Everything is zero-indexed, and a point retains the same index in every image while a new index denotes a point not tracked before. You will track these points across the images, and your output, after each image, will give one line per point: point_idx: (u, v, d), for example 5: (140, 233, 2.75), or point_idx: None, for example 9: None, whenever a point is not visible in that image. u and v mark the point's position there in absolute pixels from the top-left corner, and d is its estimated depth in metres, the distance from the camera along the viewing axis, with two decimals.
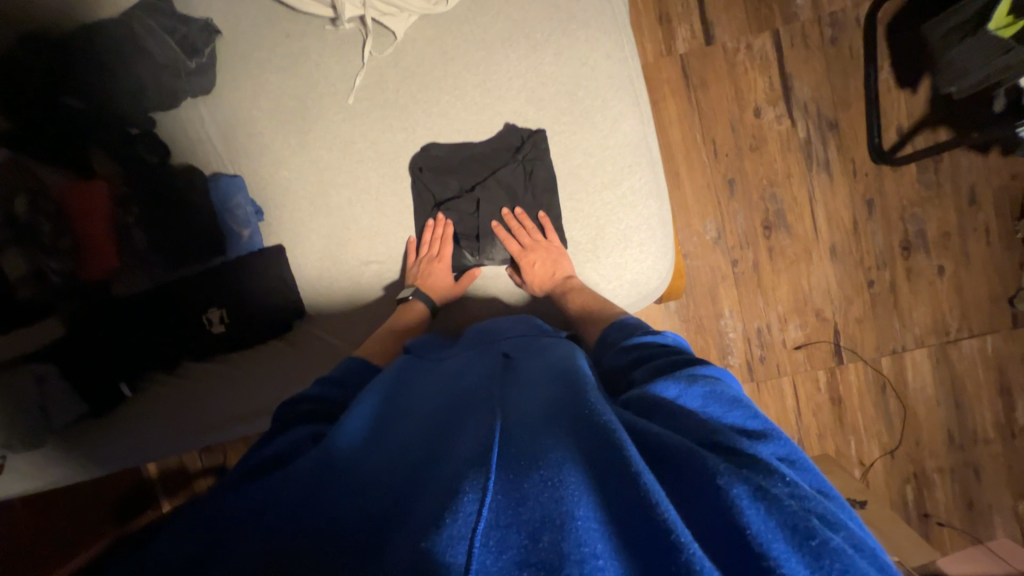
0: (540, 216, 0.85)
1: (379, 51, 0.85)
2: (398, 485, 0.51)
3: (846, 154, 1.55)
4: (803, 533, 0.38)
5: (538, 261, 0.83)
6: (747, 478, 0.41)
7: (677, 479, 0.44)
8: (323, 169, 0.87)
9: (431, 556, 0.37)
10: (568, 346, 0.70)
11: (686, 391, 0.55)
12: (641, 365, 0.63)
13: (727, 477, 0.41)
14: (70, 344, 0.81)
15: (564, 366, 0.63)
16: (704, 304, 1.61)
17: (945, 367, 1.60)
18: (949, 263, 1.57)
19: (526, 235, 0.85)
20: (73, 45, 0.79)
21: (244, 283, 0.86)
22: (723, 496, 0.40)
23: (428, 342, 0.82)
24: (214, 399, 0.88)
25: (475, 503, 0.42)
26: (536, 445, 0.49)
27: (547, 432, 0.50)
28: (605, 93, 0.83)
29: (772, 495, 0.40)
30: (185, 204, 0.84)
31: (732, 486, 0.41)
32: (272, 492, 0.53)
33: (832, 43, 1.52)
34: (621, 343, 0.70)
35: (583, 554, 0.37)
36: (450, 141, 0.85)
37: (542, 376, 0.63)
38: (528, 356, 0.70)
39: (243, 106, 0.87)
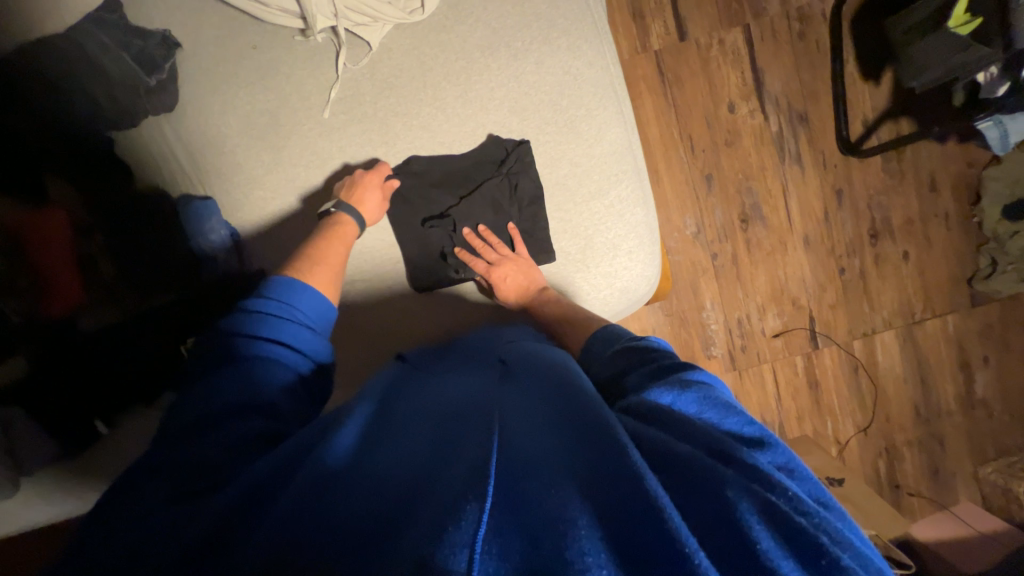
0: (511, 228, 0.85)
1: (354, 62, 0.81)
2: (392, 479, 0.48)
3: (816, 146, 1.60)
4: (812, 551, 0.37)
5: (510, 275, 0.83)
6: (752, 491, 0.41)
7: (678, 486, 0.43)
8: (301, 187, 0.84)
9: (430, 563, 0.36)
10: (560, 355, 0.69)
11: (680, 398, 0.53)
12: (635, 370, 0.61)
13: (735, 490, 0.41)
14: (36, 383, 0.76)
15: (565, 374, 0.62)
16: (686, 298, 1.64)
17: (911, 347, 1.69)
18: (913, 248, 1.65)
19: (496, 252, 0.84)
20: (13, 62, 0.73)
21: (223, 310, 0.82)
22: (728, 508, 0.40)
23: (424, 354, 0.81)
24: None
25: (476, 508, 0.40)
26: (538, 456, 0.47)
27: (547, 444, 0.49)
28: (589, 101, 0.82)
29: (778, 509, 0.39)
30: (156, 232, 0.80)
31: (740, 499, 0.40)
32: (235, 496, 0.48)
33: (800, 37, 1.55)
34: (609, 350, 0.68)
35: (586, 564, 0.36)
36: (433, 154, 0.83)
37: (538, 384, 0.62)
38: (526, 363, 0.68)
39: (209, 123, 0.82)
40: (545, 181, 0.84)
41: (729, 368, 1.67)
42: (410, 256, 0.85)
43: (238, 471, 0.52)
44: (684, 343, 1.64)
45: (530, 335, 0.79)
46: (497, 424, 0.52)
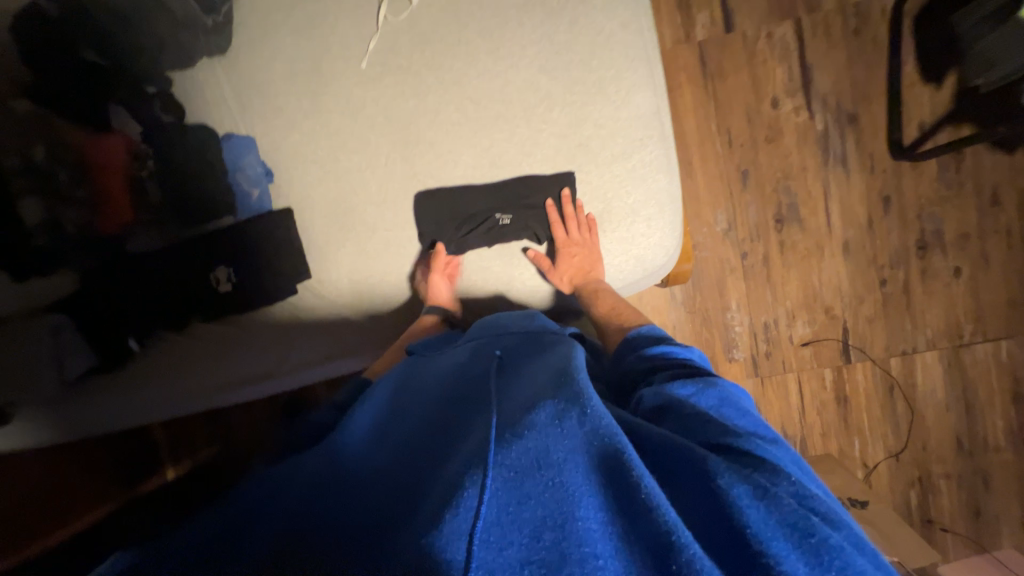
0: (590, 216, 0.84)
1: (394, 15, 0.84)
2: (408, 477, 0.50)
3: (865, 149, 1.52)
4: (803, 530, 0.38)
5: (577, 254, 0.83)
6: (748, 478, 0.42)
7: (680, 481, 0.45)
8: (334, 134, 0.87)
9: (427, 548, 0.38)
10: (565, 344, 0.65)
11: (701, 393, 0.57)
12: (661, 371, 0.63)
13: (725, 476, 0.42)
14: (82, 295, 0.84)
15: (568, 359, 0.59)
16: (711, 296, 1.61)
17: (957, 371, 1.57)
18: (966, 264, 1.53)
19: (576, 247, 0.83)
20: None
21: (252, 245, 0.87)
22: (728, 496, 0.41)
23: (432, 342, 0.79)
24: (228, 360, 0.91)
25: (476, 497, 0.41)
26: (539, 441, 0.46)
27: (547, 421, 0.48)
28: (619, 64, 0.81)
29: (776, 496, 0.40)
30: (199, 162, 0.85)
31: (732, 486, 0.41)
32: (271, 487, 0.52)
33: (856, 34, 1.48)
34: (628, 349, 0.72)
35: (583, 554, 0.37)
36: (461, 109, 0.84)
37: (543, 369, 0.59)
38: (535, 351, 0.66)
39: (257, 68, 0.87)
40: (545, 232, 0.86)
41: (750, 373, 1.62)
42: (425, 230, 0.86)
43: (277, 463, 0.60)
44: (705, 342, 1.61)
45: (534, 322, 0.76)
46: (498, 414, 0.52)
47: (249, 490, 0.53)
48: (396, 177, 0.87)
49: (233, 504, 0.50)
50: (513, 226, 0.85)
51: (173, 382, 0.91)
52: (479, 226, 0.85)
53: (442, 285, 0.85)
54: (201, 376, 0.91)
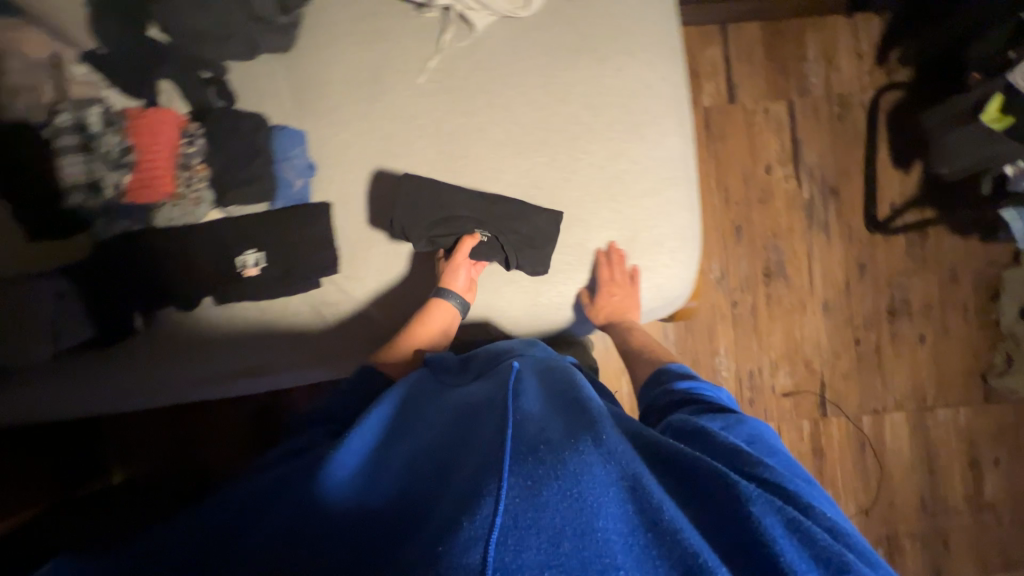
0: (634, 268, 0.89)
1: (455, 40, 0.91)
2: (419, 485, 0.51)
3: (845, 219, 1.68)
4: (836, 566, 0.42)
5: (618, 295, 0.88)
6: (783, 509, 0.46)
7: (707, 501, 0.48)
8: (383, 138, 0.91)
9: (441, 557, 0.39)
10: (569, 370, 0.68)
11: (728, 427, 0.64)
12: (688, 405, 0.71)
13: (761, 504, 0.46)
14: (96, 262, 0.82)
15: (577, 386, 0.62)
16: (701, 340, 1.68)
17: (922, 433, 1.67)
18: (930, 332, 1.67)
19: (618, 289, 0.88)
20: None
21: (286, 233, 0.87)
22: (756, 518, 0.45)
23: (442, 358, 0.82)
24: (227, 353, 0.90)
25: (492, 506, 0.42)
26: (559, 453, 0.48)
27: (567, 435, 0.50)
28: (656, 110, 0.90)
29: (806, 526, 0.45)
30: (246, 145, 0.85)
31: (766, 514, 0.45)
32: (271, 503, 0.53)
33: (840, 118, 1.68)
34: (661, 384, 0.80)
35: (606, 564, 0.39)
36: (507, 130, 0.90)
37: (553, 390, 0.62)
38: (546, 369, 0.69)
39: (317, 69, 0.92)
40: (573, 254, 0.90)
41: None
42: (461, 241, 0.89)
43: (268, 472, 0.60)
44: None
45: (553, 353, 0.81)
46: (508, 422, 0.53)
47: (245, 502, 0.55)
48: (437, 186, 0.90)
49: (233, 517, 0.53)
50: (489, 245, 0.89)
51: (165, 371, 0.90)
52: (454, 235, 0.89)
53: (462, 274, 0.88)
54: (195, 367, 0.90)
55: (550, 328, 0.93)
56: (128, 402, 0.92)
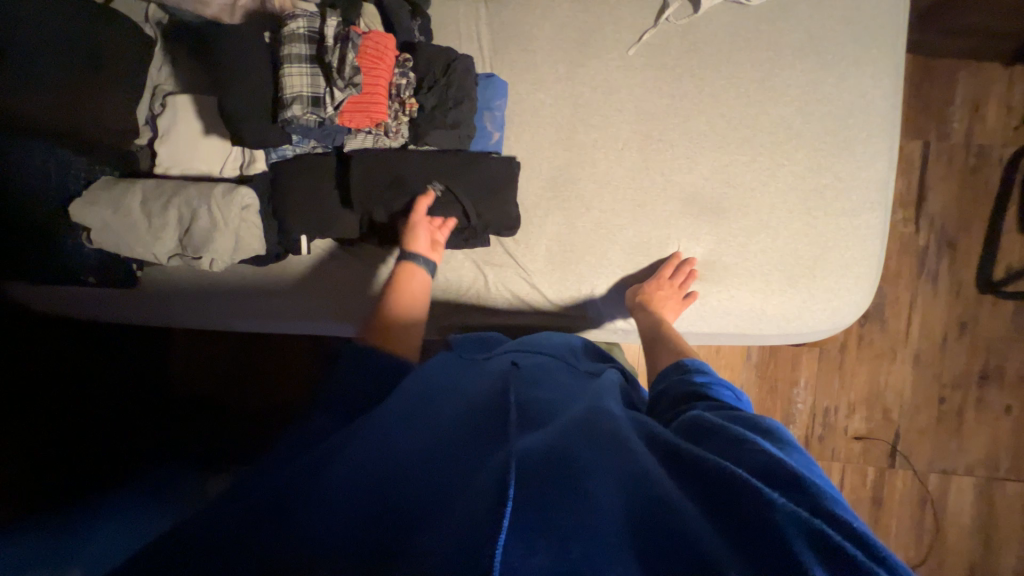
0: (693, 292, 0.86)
1: (675, 18, 0.86)
2: (364, 483, 0.41)
3: (956, 274, 1.63)
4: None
5: (666, 295, 0.83)
6: (808, 520, 0.34)
7: (709, 509, 0.37)
8: (580, 106, 0.87)
9: None
10: (544, 385, 0.59)
11: (742, 423, 0.51)
12: (694, 403, 0.58)
13: (783, 514, 0.34)
14: (287, 179, 0.82)
15: (559, 407, 0.52)
16: (784, 369, 1.65)
17: (987, 501, 1.65)
18: (1016, 404, 1.64)
19: (666, 287, 0.84)
20: None
21: (476, 183, 0.82)
22: (778, 536, 0.33)
23: (473, 341, 0.77)
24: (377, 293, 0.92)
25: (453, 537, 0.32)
26: (542, 477, 0.38)
27: (548, 457, 0.40)
28: (871, 129, 0.85)
29: (840, 547, 0.32)
30: (453, 84, 0.79)
31: (790, 527, 0.33)
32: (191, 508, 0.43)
33: (973, 171, 1.62)
34: (673, 378, 0.66)
35: None
36: (711, 122, 0.86)
37: (536, 405, 0.52)
38: (554, 376, 0.62)
39: (524, 21, 0.88)
40: (754, 262, 0.86)
41: None
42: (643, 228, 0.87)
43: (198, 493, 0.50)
44: (766, 410, 1.65)
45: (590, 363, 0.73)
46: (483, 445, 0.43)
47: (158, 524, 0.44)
48: (627, 166, 0.87)
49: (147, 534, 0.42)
50: (444, 199, 0.82)
51: (313, 298, 0.93)
52: (411, 197, 0.82)
53: (422, 234, 0.81)
54: (342, 300, 0.93)
55: (708, 333, 0.91)
56: (201, 320, 0.95)
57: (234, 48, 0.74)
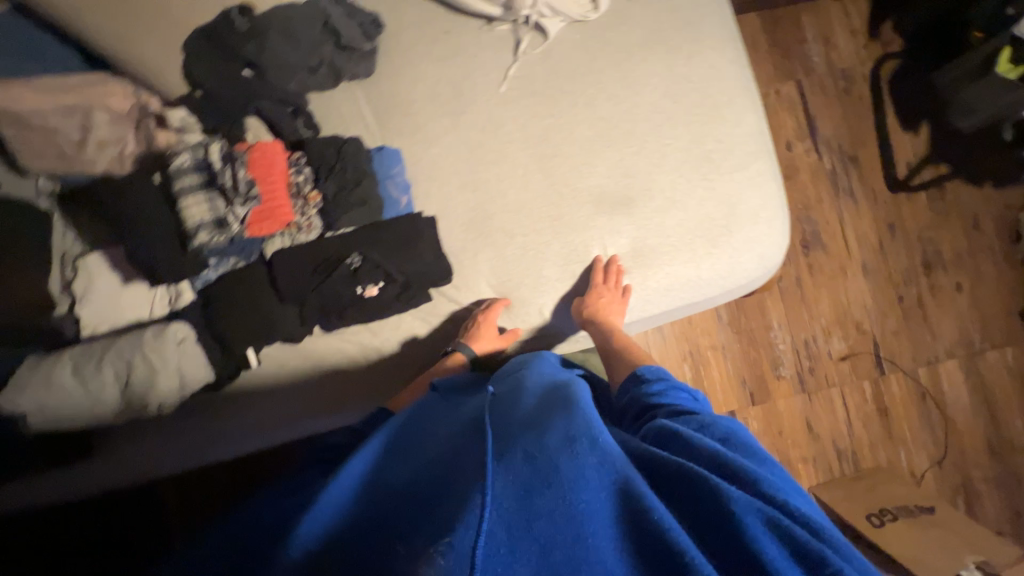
0: (627, 285, 0.91)
1: (531, 48, 0.94)
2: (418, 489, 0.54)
3: (867, 184, 1.76)
4: (809, 557, 0.44)
5: (606, 297, 0.88)
6: (763, 511, 0.47)
7: (683, 495, 0.50)
8: (474, 148, 0.93)
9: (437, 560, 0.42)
10: (556, 387, 0.68)
11: (714, 423, 0.62)
12: (668, 403, 0.68)
13: (745, 506, 0.47)
14: (215, 301, 0.83)
15: (570, 400, 0.63)
16: (754, 316, 1.72)
17: (976, 376, 1.73)
18: (965, 280, 1.75)
19: (605, 291, 0.89)
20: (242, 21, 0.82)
21: (399, 246, 0.85)
22: (735, 520, 0.46)
23: (454, 380, 0.80)
24: (340, 377, 0.89)
25: (479, 515, 0.45)
26: (549, 462, 0.51)
27: (557, 450, 0.52)
28: (730, 92, 0.94)
29: (787, 530, 0.45)
30: (348, 168, 0.84)
31: (747, 514, 0.46)
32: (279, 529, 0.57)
33: (846, 92, 1.78)
34: (638, 377, 0.75)
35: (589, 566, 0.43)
36: (593, 126, 0.93)
37: (545, 404, 0.63)
38: (554, 382, 0.72)
39: (400, 90, 0.94)
40: (675, 235, 0.92)
41: (798, 390, 1.70)
42: (568, 237, 0.92)
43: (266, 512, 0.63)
44: (753, 360, 1.70)
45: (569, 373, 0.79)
46: (502, 443, 0.55)
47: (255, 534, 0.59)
48: (534, 187, 0.92)
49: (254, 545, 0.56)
50: (364, 268, 0.84)
51: (278, 402, 0.88)
52: (335, 274, 0.83)
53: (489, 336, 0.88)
54: (308, 396, 0.89)
55: (659, 313, 0.96)
56: (176, 467, 0.91)
57: (129, 198, 0.75)
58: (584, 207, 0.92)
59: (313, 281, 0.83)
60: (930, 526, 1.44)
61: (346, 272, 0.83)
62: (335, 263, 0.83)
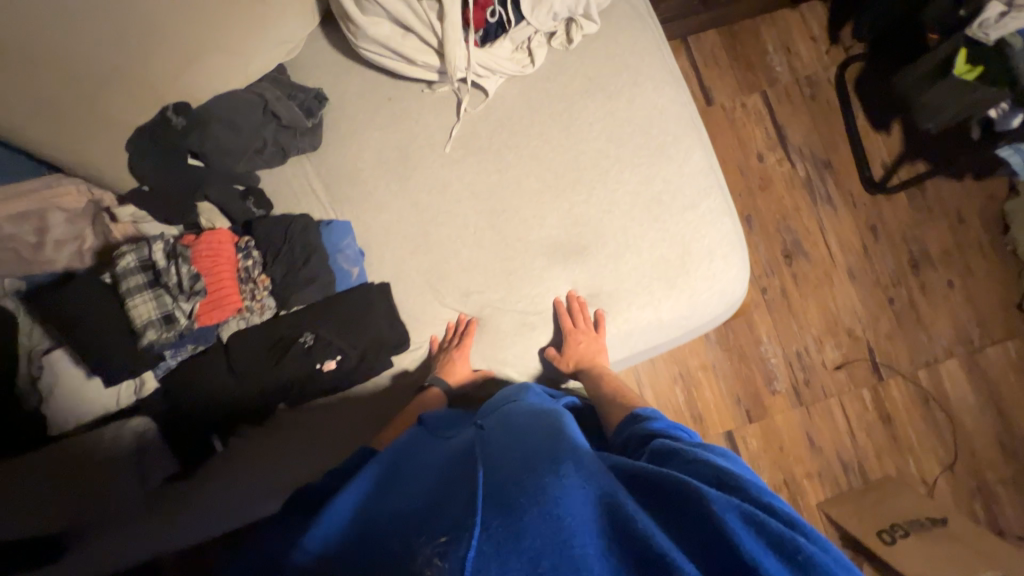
0: (598, 314, 0.91)
1: (472, 107, 0.95)
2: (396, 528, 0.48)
3: (844, 188, 1.74)
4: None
5: (583, 340, 0.88)
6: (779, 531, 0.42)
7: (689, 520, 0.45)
8: (424, 210, 0.93)
9: None
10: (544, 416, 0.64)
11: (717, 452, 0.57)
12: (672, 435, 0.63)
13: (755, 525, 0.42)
14: (170, 393, 0.84)
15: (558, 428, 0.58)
16: (743, 332, 1.69)
17: (979, 374, 1.67)
18: (956, 276, 1.71)
19: (580, 332, 0.89)
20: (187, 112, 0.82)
21: (353, 318, 0.87)
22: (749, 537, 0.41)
23: (442, 416, 0.77)
24: (307, 451, 0.87)
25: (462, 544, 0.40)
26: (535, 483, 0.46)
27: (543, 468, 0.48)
28: (675, 131, 0.94)
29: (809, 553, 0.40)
30: (299, 247, 0.87)
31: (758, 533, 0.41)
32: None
33: (813, 98, 1.77)
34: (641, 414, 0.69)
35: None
36: (540, 178, 0.93)
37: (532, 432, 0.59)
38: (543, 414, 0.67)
39: (347, 161, 0.95)
40: (630, 281, 0.91)
41: (795, 404, 1.66)
42: (524, 291, 0.92)
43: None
44: (745, 377, 1.66)
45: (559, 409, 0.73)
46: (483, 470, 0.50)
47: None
48: (486, 244, 0.92)
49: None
50: (318, 344, 0.85)
51: (247, 484, 0.86)
52: (291, 351, 0.85)
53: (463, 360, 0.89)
54: (278, 472, 0.87)
55: (623, 357, 0.95)
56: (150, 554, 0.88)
57: (79, 306, 0.76)
58: (536, 259, 0.92)
59: (270, 361, 0.84)
60: (946, 540, 1.38)
61: (303, 348, 0.85)
62: (291, 341, 0.85)
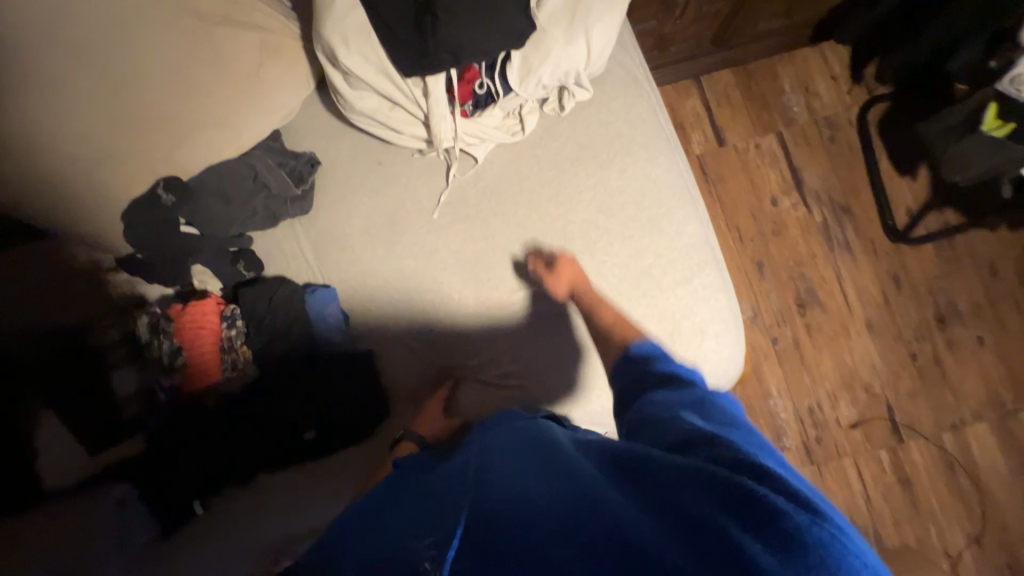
0: (567, 252, 0.90)
1: (461, 173, 0.95)
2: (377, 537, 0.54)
3: (864, 235, 1.65)
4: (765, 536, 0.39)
5: (562, 270, 0.87)
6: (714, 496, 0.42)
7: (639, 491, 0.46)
8: (409, 277, 0.93)
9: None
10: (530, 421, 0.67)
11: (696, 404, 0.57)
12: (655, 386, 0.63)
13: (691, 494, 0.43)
14: (150, 461, 0.84)
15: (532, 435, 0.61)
16: (751, 384, 1.61)
17: (1010, 440, 1.56)
18: (987, 332, 1.60)
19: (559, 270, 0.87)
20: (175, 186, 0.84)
21: (336, 387, 0.88)
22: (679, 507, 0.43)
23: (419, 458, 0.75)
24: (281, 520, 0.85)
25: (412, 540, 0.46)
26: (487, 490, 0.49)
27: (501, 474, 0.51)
28: (668, 202, 0.92)
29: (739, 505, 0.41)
30: (283, 315, 0.88)
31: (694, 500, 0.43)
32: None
33: (831, 140, 1.70)
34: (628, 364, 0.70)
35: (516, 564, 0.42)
36: (527, 247, 0.92)
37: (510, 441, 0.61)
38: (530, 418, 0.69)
39: (336, 225, 0.95)
40: None
41: (806, 463, 1.56)
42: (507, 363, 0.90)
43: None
44: None
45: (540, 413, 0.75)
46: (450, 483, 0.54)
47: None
48: (470, 313, 0.91)
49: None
50: (300, 410, 0.87)
51: None
52: (273, 418, 0.86)
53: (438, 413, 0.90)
54: None
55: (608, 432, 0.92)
56: None
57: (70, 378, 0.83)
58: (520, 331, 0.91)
59: (252, 428, 0.86)
60: None
61: (285, 415, 0.86)
62: (272, 409, 0.86)
